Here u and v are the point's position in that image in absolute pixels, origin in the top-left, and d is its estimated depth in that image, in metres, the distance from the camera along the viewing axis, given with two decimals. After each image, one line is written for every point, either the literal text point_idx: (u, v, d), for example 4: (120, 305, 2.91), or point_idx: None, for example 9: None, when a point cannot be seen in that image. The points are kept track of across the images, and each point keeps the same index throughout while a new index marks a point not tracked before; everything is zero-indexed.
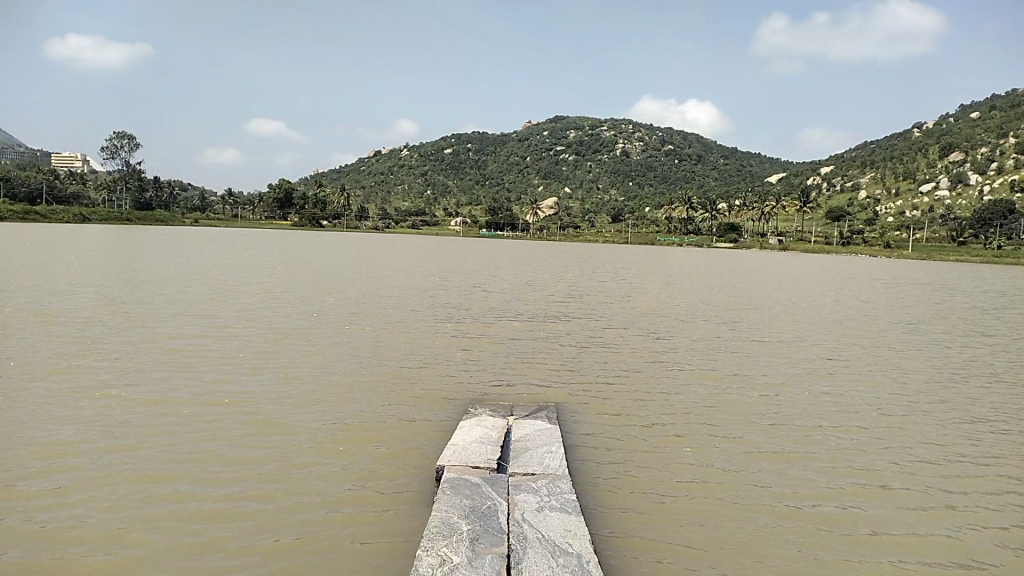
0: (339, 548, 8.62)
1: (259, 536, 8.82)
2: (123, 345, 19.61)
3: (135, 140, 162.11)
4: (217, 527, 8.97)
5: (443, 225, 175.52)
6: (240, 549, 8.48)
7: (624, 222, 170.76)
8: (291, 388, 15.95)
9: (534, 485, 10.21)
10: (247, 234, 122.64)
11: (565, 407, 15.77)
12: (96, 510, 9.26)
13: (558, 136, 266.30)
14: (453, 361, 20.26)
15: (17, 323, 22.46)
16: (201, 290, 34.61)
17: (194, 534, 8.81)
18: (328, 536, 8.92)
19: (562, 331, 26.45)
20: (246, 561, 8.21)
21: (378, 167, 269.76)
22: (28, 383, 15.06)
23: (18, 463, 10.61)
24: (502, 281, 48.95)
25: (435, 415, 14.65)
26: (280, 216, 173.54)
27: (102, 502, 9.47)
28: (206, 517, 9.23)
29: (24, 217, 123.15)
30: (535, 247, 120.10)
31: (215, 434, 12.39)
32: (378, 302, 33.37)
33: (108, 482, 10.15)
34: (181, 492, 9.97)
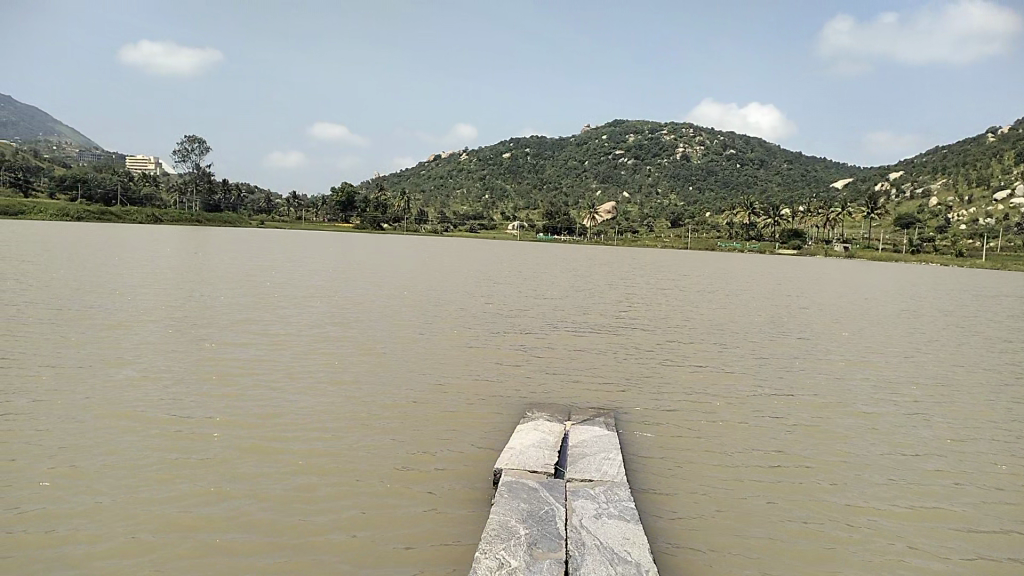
0: (390, 551, 8.68)
1: (305, 537, 8.94)
2: (187, 346, 20.06)
3: (205, 144, 167.11)
4: (255, 528, 9.11)
5: (501, 230, 176.58)
6: (287, 548, 8.64)
7: (684, 227, 168.92)
8: (349, 391, 16.18)
9: (591, 491, 10.15)
10: (312, 236, 125.60)
11: (620, 413, 15.82)
12: (140, 512, 9.37)
13: (618, 139, 264.90)
14: (510, 365, 20.30)
15: (89, 323, 23.10)
16: (265, 291, 35.31)
17: (236, 535, 8.91)
18: (373, 539, 9.01)
19: (620, 338, 26.29)
20: (294, 564, 8.29)
21: (437, 171, 273.39)
22: (99, 384, 15.41)
23: (88, 466, 10.74)
24: (561, 285, 49.08)
25: (495, 419, 14.74)
26: (342, 219, 177.14)
27: (169, 508, 9.53)
28: (249, 519, 9.35)
29: (100, 217, 128.54)
30: (593, 252, 120.06)
31: (278, 436, 12.58)
32: (439, 305, 33.70)
33: (157, 484, 10.27)
34: (233, 495, 10.06)
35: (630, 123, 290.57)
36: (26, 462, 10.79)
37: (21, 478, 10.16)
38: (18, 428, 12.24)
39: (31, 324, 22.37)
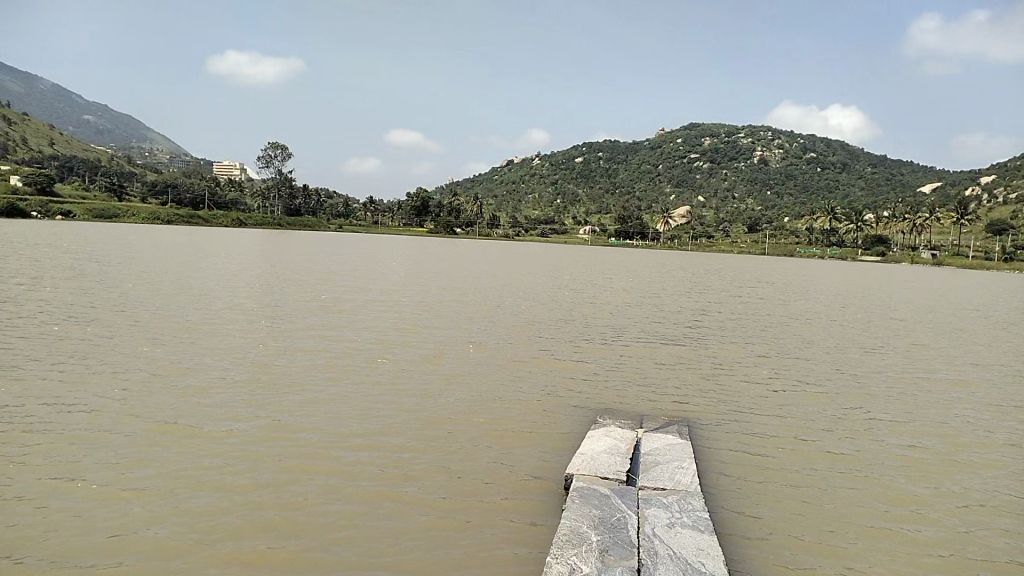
0: (452, 560, 8.69)
1: (365, 540, 9.06)
2: (264, 350, 20.72)
3: (287, 150, 171.92)
4: (316, 529, 9.27)
5: (572, 235, 176.67)
6: (345, 549, 8.75)
7: (761, 232, 165.09)
8: (418, 394, 16.37)
9: (665, 501, 10.05)
10: (388, 240, 128.20)
11: (694, 421, 15.58)
12: (205, 510, 9.67)
13: (693, 143, 261.18)
14: (578, 372, 20.25)
15: (172, 325, 24.05)
16: (343, 295, 36.27)
17: (296, 536, 9.07)
18: (436, 543, 9.09)
19: (692, 345, 25.93)
20: (350, 564, 8.43)
21: (510, 176, 275.04)
22: (180, 386, 16.00)
23: (160, 468, 11.06)
24: (635, 291, 48.72)
25: (565, 425, 14.78)
26: (417, 223, 180.09)
27: (239, 508, 9.79)
28: (312, 518, 9.57)
29: (188, 219, 134.19)
30: (666, 258, 118.86)
31: (349, 439, 12.86)
32: (511, 310, 33.90)
33: (225, 484, 10.57)
34: (297, 498, 10.22)
35: (706, 126, 285.87)
36: (100, 460, 11.22)
37: (94, 477, 10.55)
38: (95, 427, 12.80)
39: (116, 325, 23.46)
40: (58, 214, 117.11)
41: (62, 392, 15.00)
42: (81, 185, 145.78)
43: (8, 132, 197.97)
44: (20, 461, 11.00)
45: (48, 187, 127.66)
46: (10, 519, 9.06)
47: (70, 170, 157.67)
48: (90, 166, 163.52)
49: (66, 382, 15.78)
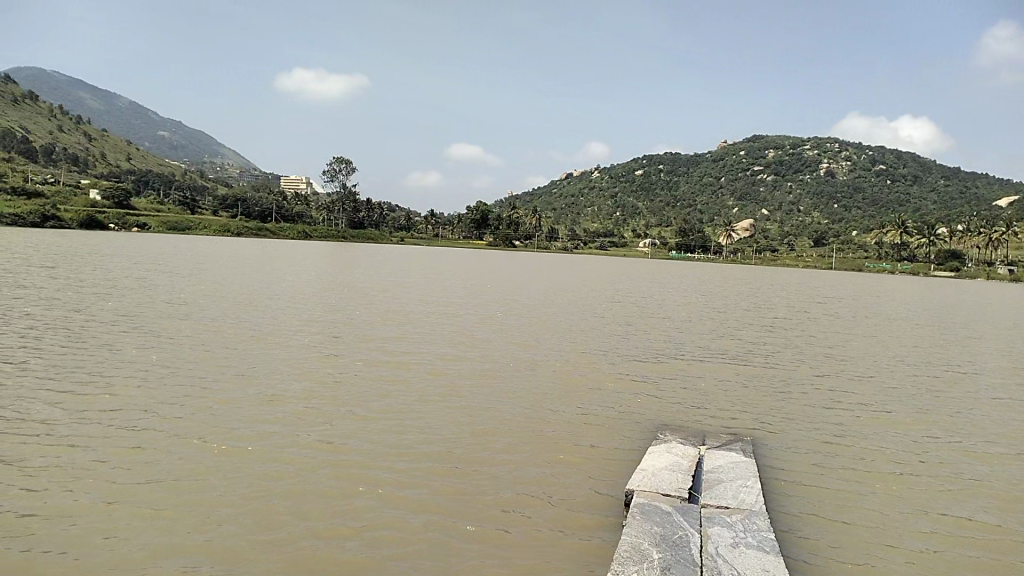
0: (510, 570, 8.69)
1: (421, 548, 9.10)
2: (328, 360, 21.13)
3: (352, 164, 175.58)
4: (376, 536, 9.34)
5: (632, 248, 175.57)
6: (404, 555, 8.85)
7: (827, 246, 161.19)
8: (479, 407, 16.44)
9: (729, 520, 9.87)
10: (449, 253, 129.55)
11: (758, 440, 15.25)
12: (270, 511, 9.89)
13: (757, 155, 256.97)
14: (640, 387, 20.07)
15: (240, 335, 24.73)
16: (405, 307, 36.76)
17: (357, 538, 9.21)
18: (493, 552, 9.14)
19: (754, 362, 25.42)
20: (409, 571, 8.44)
21: (570, 189, 275.24)
22: (247, 394, 16.42)
23: (225, 470, 11.33)
24: (697, 306, 48.06)
25: (626, 440, 14.65)
26: (477, 236, 181.48)
27: (302, 512, 9.95)
28: (370, 524, 9.67)
29: (257, 232, 138.17)
30: (729, 272, 116.95)
31: (410, 449, 12.99)
32: (572, 324, 33.82)
33: (286, 488, 10.77)
34: (357, 505, 10.33)
35: (770, 138, 280.93)
36: (169, 462, 11.56)
37: (162, 476, 10.89)
38: (163, 431, 13.23)
39: (188, 334, 24.25)
40: (134, 226, 121.79)
41: (135, 397, 15.54)
42: (156, 198, 151.40)
43: (88, 147, 207.12)
44: (94, 460, 11.38)
45: (125, 200, 133.08)
46: (86, 514, 9.38)
47: (146, 184, 163.90)
48: (164, 180, 169.74)
49: (140, 388, 16.36)
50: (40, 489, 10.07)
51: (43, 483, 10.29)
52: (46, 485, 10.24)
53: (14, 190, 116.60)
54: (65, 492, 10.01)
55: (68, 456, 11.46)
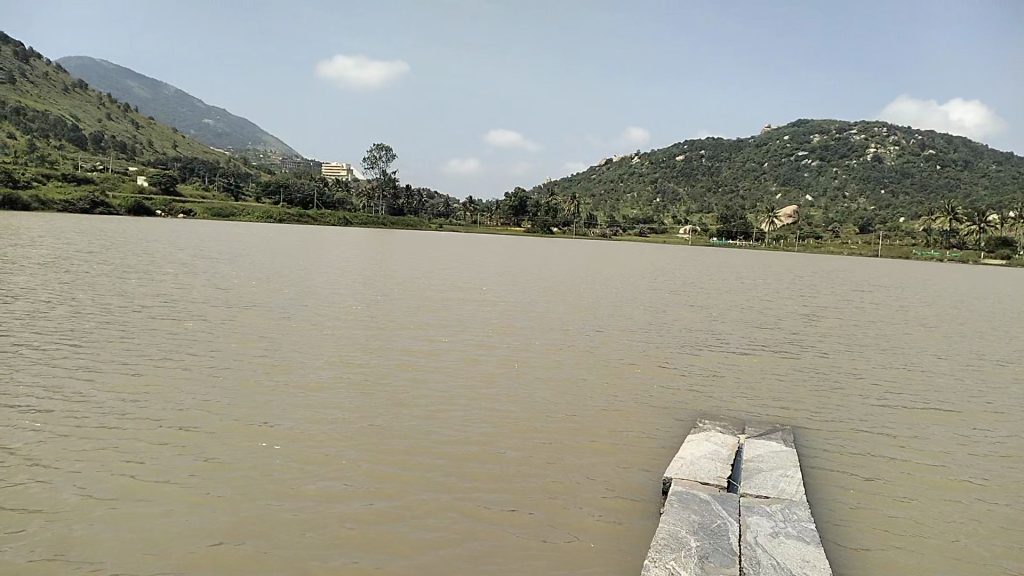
0: (545, 558, 8.73)
1: (458, 534, 9.19)
2: (366, 347, 21.38)
3: (391, 151, 176.60)
4: (411, 521, 9.46)
5: (672, 235, 174.13)
6: (439, 542, 8.93)
7: (873, 233, 157.75)
8: (514, 395, 16.49)
9: (768, 510, 9.79)
10: (488, 239, 129.95)
11: (800, 430, 15.04)
12: (308, 495, 10.05)
13: (801, 140, 252.12)
14: (678, 375, 19.91)
15: (281, 322, 25.13)
16: (443, 293, 36.98)
17: (391, 525, 9.30)
18: (528, 539, 9.19)
19: (797, 351, 25.05)
20: (443, 559, 8.51)
21: (610, 175, 273.42)
22: (286, 379, 16.69)
23: (266, 455, 11.51)
24: (738, 293, 47.47)
25: (665, 429, 14.56)
26: (515, 223, 181.45)
27: (342, 496, 10.10)
28: (407, 510, 9.77)
29: (299, 218, 140.03)
30: (771, 259, 115.37)
31: (447, 436, 13.10)
32: (610, 311, 33.62)
33: (324, 473, 10.95)
34: (395, 492, 10.45)
35: (814, 123, 275.39)
36: (209, 446, 11.81)
37: (204, 460, 11.12)
38: (206, 415, 13.50)
39: (230, 320, 24.68)
40: (180, 213, 124.26)
41: (179, 381, 15.91)
42: (201, 185, 154.35)
43: (136, 135, 211.52)
44: (138, 443, 11.69)
45: (171, 187, 135.87)
46: (129, 497, 9.63)
47: (191, 171, 167.01)
48: (209, 167, 172.70)
49: (183, 372, 16.73)
50: (86, 472, 10.36)
51: (86, 466, 10.58)
52: (92, 468, 10.53)
53: (65, 177, 119.78)
54: (110, 476, 10.28)
55: (113, 440, 11.77)
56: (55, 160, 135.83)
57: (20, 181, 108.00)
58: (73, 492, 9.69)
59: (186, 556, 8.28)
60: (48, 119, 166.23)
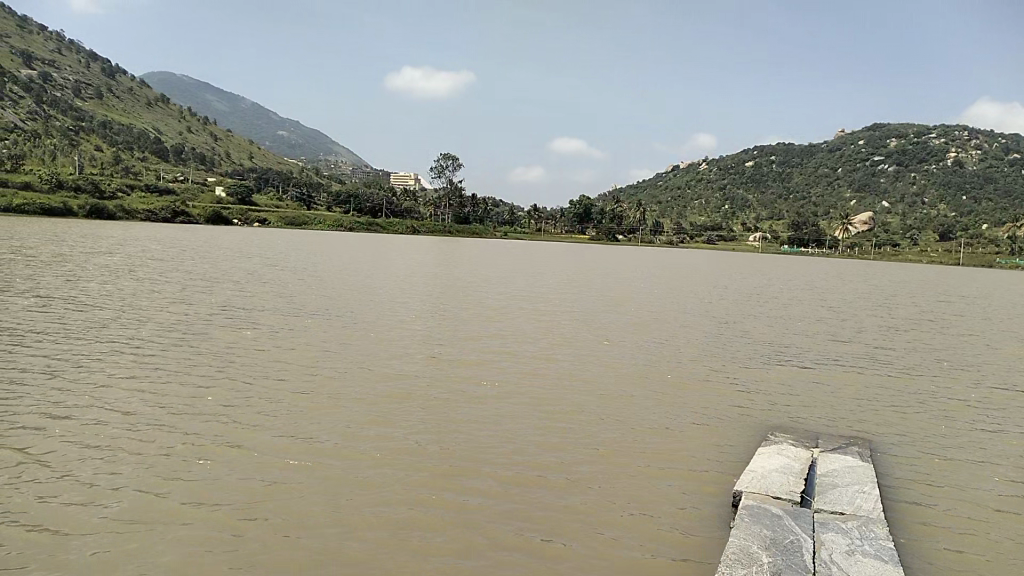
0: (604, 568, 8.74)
1: (518, 543, 9.20)
2: (429, 356, 21.53)
3: (458, 160, 178.53)
4: (472, 527, 9.57)
5: (741, 242, 171.06)
6: (499, 549, 9.00)
7: (955, 241, 151.58)
8: (579, 406, 16.37)
9: (844, 526, 9.54)
10: (553, 247, 130.01)
11: (876, 446, 14.48)
12: (376, 500, 10.24)
13: (877, 144, 244.35)
14: (745, 387, 19.47)
15: (349, 331, 25.63)
16: (508, 302, 37.19)
17: (453, 531, 9.45)
18: (586, 547, 9.22)
19: (871, 364, 24.20)
20: (502, 564, 8.62)
21: (677, 182, 270.26)
22: (352, 388, 17.02)
23: (332, 462, 11.72)
24: (811, 303, 46.21)
25: (732, 442, 14.27)
26: (580, 231, 181.18)
27: (406, 505, 10.21)
28: (468, 517, 9.90)
29: (367, 227, 143.00)
30: (846, 267, 111.89)
31: (511, 445, 13.12)
32: (676, 321, 33.11)
33: (388, 480, 11.17)
34: (462, 500, 10.51)
35: (891, 127, 266.48)
36: (271, 450, 12.12)
37: (274, 465, 11.50)
38: (272, 421, 13.79)
39: (297, 329, 25.26)
40: (255, 221, 128.42)
41: (249, 387, 16.48)
42: (275, 195, 159.14)
43: (214, 147, 219.50)
44: (208, 447, 12.15)
45: (248, 197, 140.43)
46: (205, 500, 9.98)
47: (266, 181, 172.23)
48: (282, 177, 177.72)
49: (251, 380, 17.21)
50: (158, 475, 10.81)
51: (162, 471, 10.98)
52: (165, 472, 11.00)
53: (148, 188, 125.04)
54: (182, 479, 10.68)
55: (183, 446, 12.20)
56: (138, 172, 141.99)
57: (107, 193, 113.45)
58: (143, 495, 10.06)
59: (258, 554, 8.51)
60: (133, 133, 173.93)
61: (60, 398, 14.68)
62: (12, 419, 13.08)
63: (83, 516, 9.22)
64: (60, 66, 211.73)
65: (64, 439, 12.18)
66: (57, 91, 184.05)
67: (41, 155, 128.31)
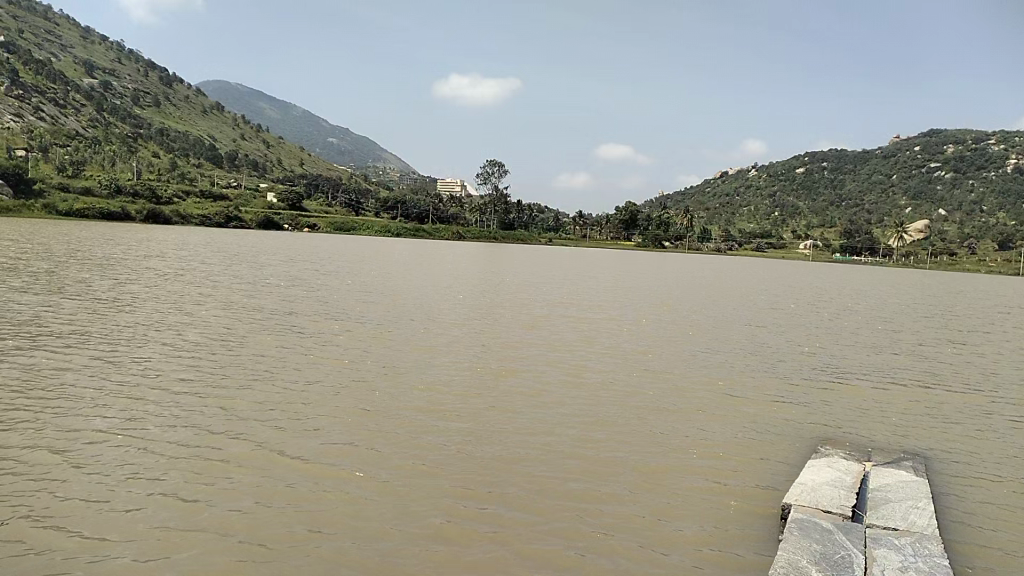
0: None
1: (563, 551, 9.20)
2: (473, 362, 21.59)
3: (504, 167, 179.28)
4: (517, 533, 9.62)
5: (791, 249, 168.21)
6: (544, 556, 9.03)
7: (1015, 250, 146.83)
8: (625, 415, 16.23)
9: (897, 542, 9.33)
10: (599, 254, 129.54)
11: (930, 461, 14.10)
12: (422, 506, 10.30)
13: (933, 151, 238.06)
14: (794, 398, 19.12)
15: (395, 336, 25.86)
16: (552, 310, 37.06)
17: (497, 536, 9.49)
18: (630, 557, 9.16)
19: (925, 377, 23.53)
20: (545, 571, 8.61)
21: (725, 188, 267.33)
22: (398, 393, 17.20)
23: (381, 467, 11.85)
24: (862, 313, 45.18)
25: (782, 454, 14.01)
26: (625, 237, 180.36)
27: (453, 510, 10.28)
28: (512, 523, 9.91)
29: (414, 232, 144.43)
30: (900, 276, 109.23)
31: (557, 453, 13.10)
32: (721, 330, 32.69)
33: (435, 485, 11.25)
34: (508, 505, 10.54)
35: (949, 133, 259.40)
36: (319, 453, 12.30)
37: (320, 468, 11.66)
38: (320, 425, 13.96)
39: (345, 334, 25.56)
40: (306, 226, 130.75)
41: (295, 392, 16.71)
42: (325, 201, 161.82)
43: (266, 154, 224.11)
44: (253, 451, 12.30)
45: (298, 202, 143.04)
46: (257, 499, 10.17)
47: (316, 187, 175.24)
48: (332, 183, 180.60)
49: (298, 384, 17.49)
50: (210, 476, 11.05)
51: (215, 471, 11.23)
52: (217, 472, 11.24)
53: (203, 194, 128.22)
54: (231, 481, 10.86)
55: (234, 447, 12.41)
56: (193, 178, 145.74)
57: (164, 198, 116.66)
58: (197, 494, 10.29)
59: (307, 555, 8.67)
60: (188, 141, 178.54)
61: (112, 400, 15.06)
62: (60, 419, 13.38)
63: (141, 515, 9.45)
64: (120, 75, 218.62)
65: (113, 439, 12.45)
66: (117, 99, 190.07)
67: (102, 161, 132.53)
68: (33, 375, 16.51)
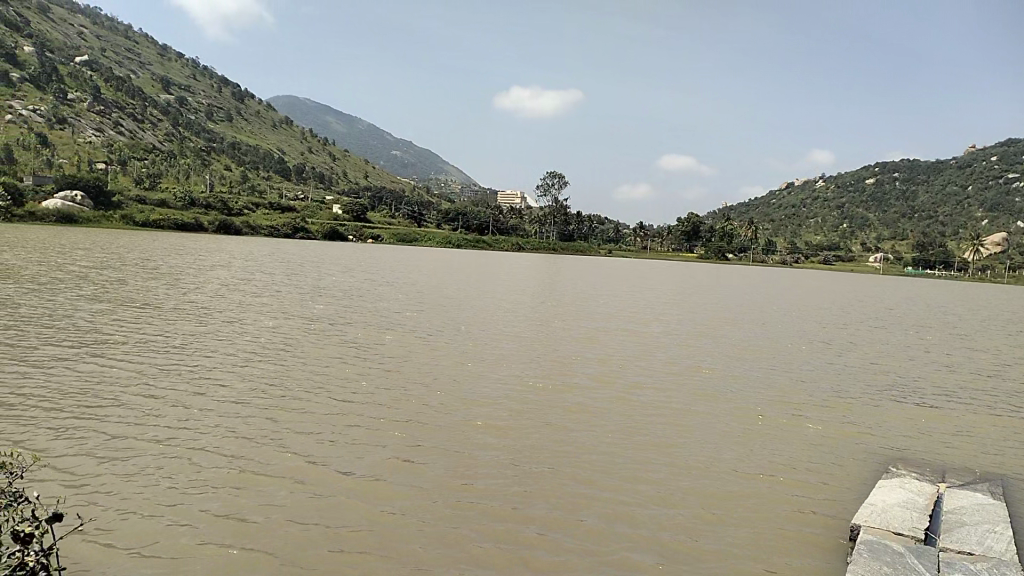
0: None
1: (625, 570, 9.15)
2: (528, 376, 21.55)
3: (564, 179, 179.34)
4: (580, 552, 9.56)
5: (860, 262, 163.56)
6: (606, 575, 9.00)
7: None
8: (682, 434, 15.95)
9: (973, 567, 9.07)
10: (660, 266, 128.25)
11: (1007, 485, 13.55)
12: (484, 522, 10.36)
13: (1013, 161, 228.47)
14: (860, 417, 18.56)
15: (452, 349, 26.01)
16: (609, 323, 36.79)
17: (555, 554, 9.48)
18: None
19: (1001, 397, 22.55)
20: None
21: (790, 200, 261.86)
22: (455, 407, 17.27)
23: (439, 482, 11.94)
24: (934, 330, 43.55)
25: (850, 475, 13.60)
26: (687, 248, 178.29)
27: (513, 526, 10.31)
28: (572, 542, 9.88)
29: (475, 243, 145.53)
30: (975, 292, 104.96)
31: (614, 471, 12.99)
32: (783, 345, 31.97)
33: (494, 500, 11.29)
34: (567, 523, 10.53)
35: None
36: (378, 467, 12.51)
37: (380, 482, 11.79)
38: (377, 440, 14.13)
39: (404, 347, 25.87)
40: (369, 237, 133.13)
41: (353, 405, 16.94)
42: (388, 212, 164.55)
43: (332, 166, 229.26)
44: (311, 464, 12.48)
45: (362, 214, 145.73)
46: (319, 512, 10.39)
47: (380, 199, 178.32)
48: (395, 195, 183.68)
49: (356, 397, 17.73)
50: (274, 488, 11.29)
51: (276, 483, 11.45)
52: (280, 484, 11.49)
53: (272, 206, 131.78)
54: (288, 494, 11.04)
55: (296, 460, 12.65)
56: (263, 189, 150.18)
57: (234, 209, 120.39)
58: (263, 505, 10.56)
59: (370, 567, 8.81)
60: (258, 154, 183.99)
61: (175, 411, 15.46)
62: (117, 430, 13.73)
63: (210, 524, 9.73)
64: (195, 91, 226.66)
65: (179, 452, 12.77)
66: (192, 114, 197.23)
67: (177, 173, 137.55)
68: (100, 387, 17.05)
